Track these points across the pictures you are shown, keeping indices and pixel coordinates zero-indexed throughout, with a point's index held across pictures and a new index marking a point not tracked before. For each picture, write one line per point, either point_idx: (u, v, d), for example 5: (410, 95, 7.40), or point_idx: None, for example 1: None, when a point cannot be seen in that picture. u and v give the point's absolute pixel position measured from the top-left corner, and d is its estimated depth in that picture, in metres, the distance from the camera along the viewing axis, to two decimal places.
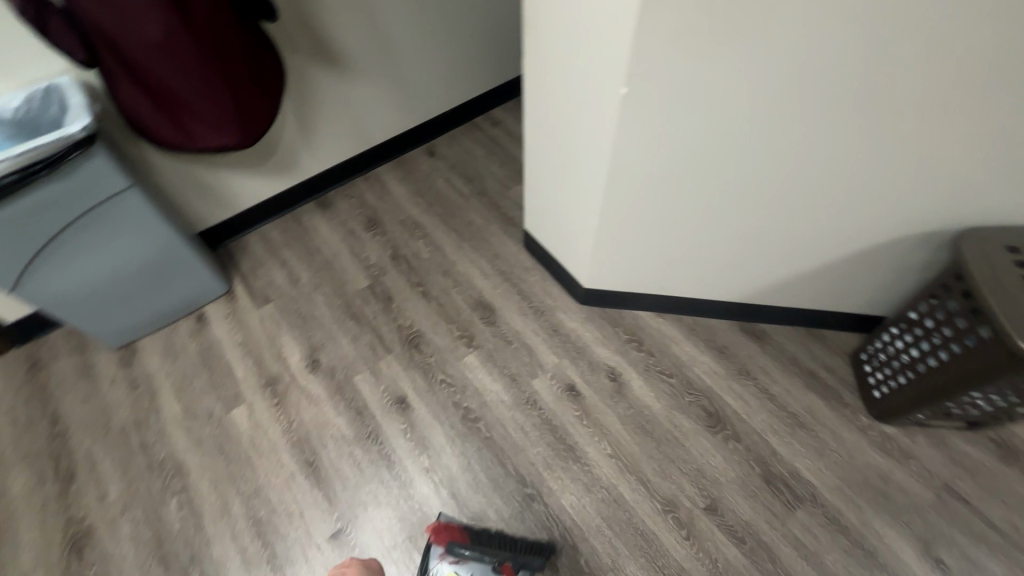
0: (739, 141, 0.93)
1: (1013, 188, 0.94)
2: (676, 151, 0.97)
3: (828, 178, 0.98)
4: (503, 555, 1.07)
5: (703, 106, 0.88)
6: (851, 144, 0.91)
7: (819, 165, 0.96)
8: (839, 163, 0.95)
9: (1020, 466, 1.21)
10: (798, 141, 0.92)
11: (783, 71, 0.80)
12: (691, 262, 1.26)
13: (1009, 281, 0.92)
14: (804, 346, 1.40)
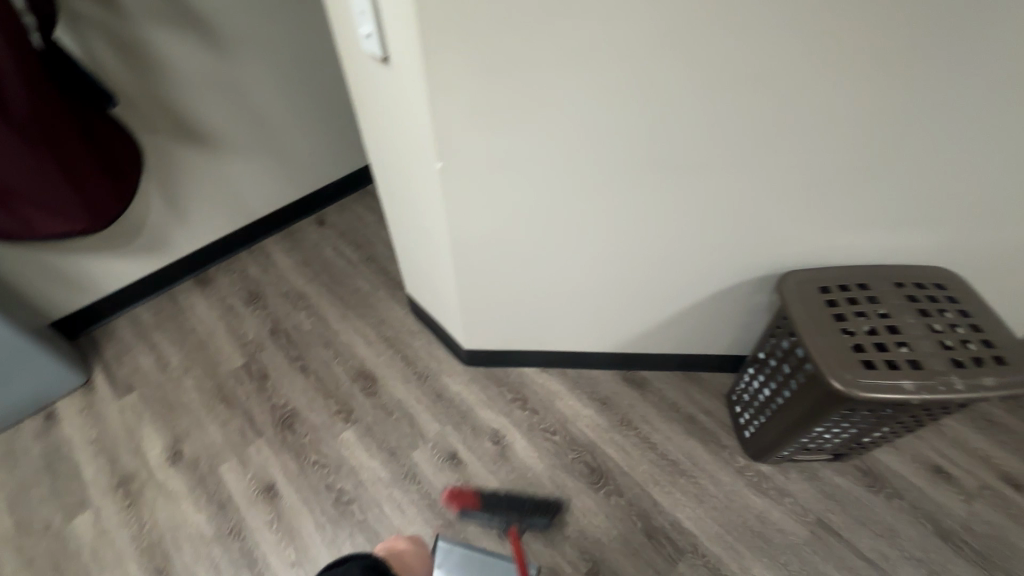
0: (563, 206, 0.97)
1: (816, 234, 1.02)
2: (508, 218, 1.00)
3: (655, 236, 1.04)
4: (512, 521, 1.17)
5: (517, 176, 0.92)
6: (664, 206, 0.97)
7: (643, 224, 1.01)
8: (660, 222, 1.01)
9: (886, 493, 1.26)
10: (615, 205, 0.97)
11: (579, 143, 0.85)
12: (557, 318, 1.28)
13: (821, 321, 0.98)
14: (682, 390, 1.43)
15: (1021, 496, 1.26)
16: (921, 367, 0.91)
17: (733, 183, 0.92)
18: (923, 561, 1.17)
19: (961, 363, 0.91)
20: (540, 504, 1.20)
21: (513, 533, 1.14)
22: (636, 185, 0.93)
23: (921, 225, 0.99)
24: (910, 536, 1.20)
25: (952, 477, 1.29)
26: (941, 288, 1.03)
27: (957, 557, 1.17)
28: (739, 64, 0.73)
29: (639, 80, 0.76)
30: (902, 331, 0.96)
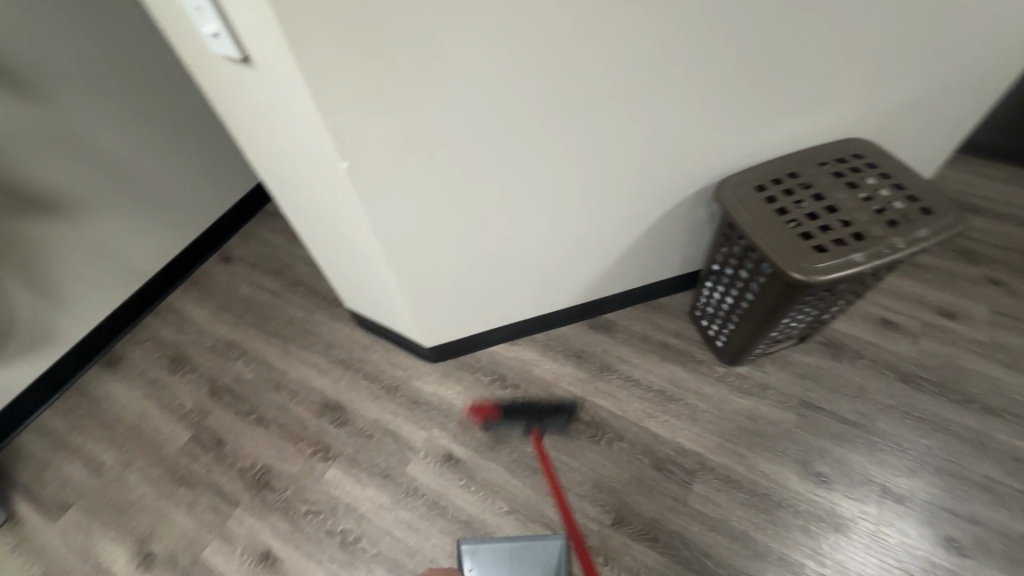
0: (493, 174, 0.90)
1: (741, 135, 1.02)
2: (437, 200, 0.91)
3: (592, 178, 0.99)
4: (530, 424, 1.24)
5: (436, 154, 0.82)
6: (595, 146, 0.92)
7: (577, 170, 0.96)
8: (594, 164, 0.96)
9: (849, 357, 1.35)
10: (547, 157, 0.91)
11: (494, 100, 0.77)
12: (512, 288, 1.23)
13: (767, 219, 0.99)
14: (649, 321, 1.45)
15: (956, 323, 1.39)
16: (863, 237, 0.95)
17: (657, 103, 0.88)
18: (895, 406, 1.27)
19: (896, 223, 0.96)
20: (557, 407, 1.26)
21: (534, 435, 1.24)
22: (563, 132, 0.87)
23: (831, 100, 1.02)
24: (879, 389, 1.30)
25: (898, 325, 1.40)
26: (861, 158, 1.07)
27: (920, 393, 1.29)
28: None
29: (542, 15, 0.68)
30: (839, 208, 0.99)
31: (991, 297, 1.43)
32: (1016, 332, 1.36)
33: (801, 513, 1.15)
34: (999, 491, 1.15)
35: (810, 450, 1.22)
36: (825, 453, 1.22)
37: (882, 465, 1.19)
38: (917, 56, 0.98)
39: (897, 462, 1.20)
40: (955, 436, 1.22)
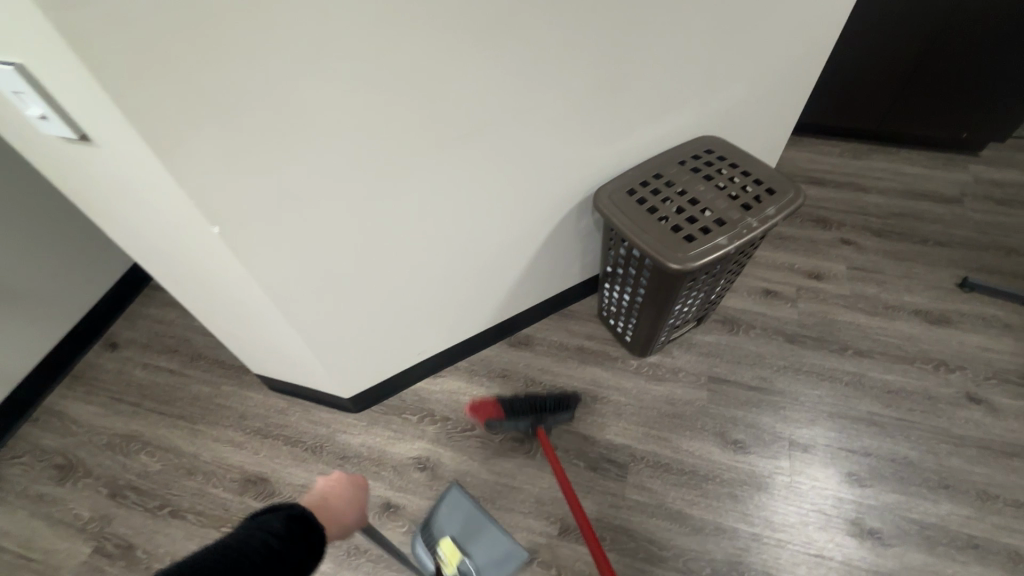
0: (377, 215, 0.91)
1: (604, 147, 1.11)
2: (325, 250, 0.91)
3: (477, 205, 1.03)
4: (533, 423, 1.24)
5: (313, 205, 0.83)
6: (472, 175, 0.97)
7: (460, 199, 1.00)
8: (475, 191, 1.00)
9: (743, 330, 1.49)
10: (428, 192, 0.94)
11: (362, 147, 0.79)
12: (423, 321, 1.24)
13: (641, 219, 1.08)
14: (563, 329, 1.51)
15: (824, 282, 1.58)
16: (723, 222, 1.06)
17: (521, 128, 0.94)
18: (787, 365, 1.41)
19: (748, 206, 1.08)
20: (560, 402, 1.28)
21: (540, 433, 1.23)
22: (437, 166, 0.90)
23: (675, 106, 1.14)
24: (772, 352, 1.44)
25: (778, 292, 1.56)
26: (711, 153, 1.20)
27: (806, 350, 1.44)
28: (476, 16, 0.73)
29: (390, 63, 0.72)
30: (700, 200, 1.10)
31: (846, 255, 1.64)
32: (871, 281, 1.57)
33: (727, 481, 1.23)
34: (882, 422, 1.30)
35: (725, 421, 1.32)
36: (737, 421, 1.32)
37: (786, 420, 1.32)
38: (737, 62, 1.13)
39: (797, 415, 1.33)
40: (839, 382, 1.38)
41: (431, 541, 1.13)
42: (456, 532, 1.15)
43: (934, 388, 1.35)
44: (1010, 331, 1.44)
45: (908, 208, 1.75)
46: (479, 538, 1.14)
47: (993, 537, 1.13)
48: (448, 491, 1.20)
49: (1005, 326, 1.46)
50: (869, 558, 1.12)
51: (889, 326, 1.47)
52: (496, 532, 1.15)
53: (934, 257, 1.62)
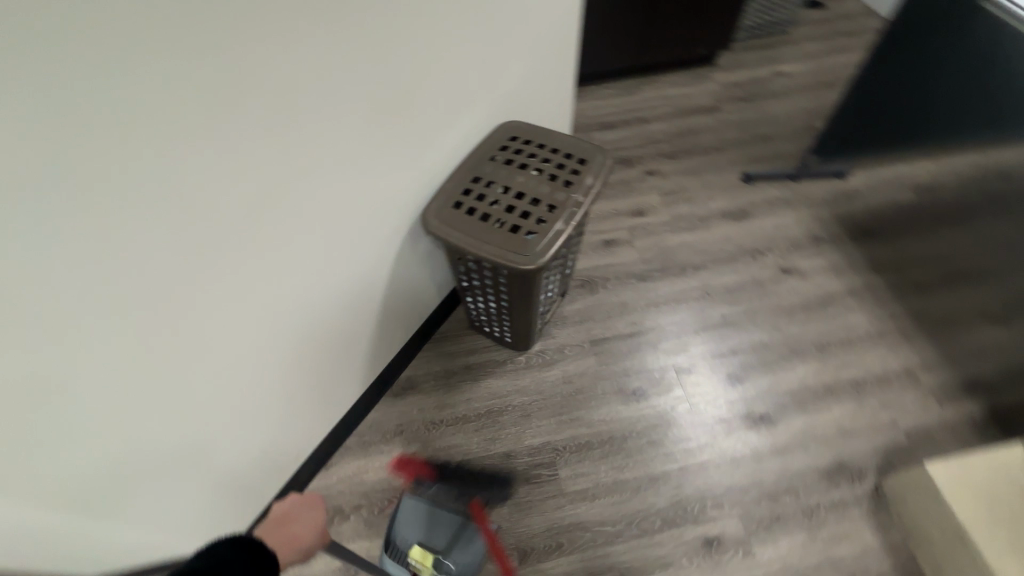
0: (162, 339, 0.72)
1: (409, 167, 1.02)
2: (117, 412, 0.71)
3: (291, 279, 0.89)
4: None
5: (69, 373, 0.63)
6: (271, 251, 0.82)
7: (266, 278, 0.84)
8: (281, 265, 0.86)
9: (602, 285, 1.55)
10: (223, 291, 0.78)
11: (96, 272, 0.60)
12: (287, 420, 1.06)
13: (479, 230, 1.02)
14: (442, 354, 1.42)
15: (648, 215, 1.71)
16: (554, 207, 1.05)
17: (306, 185, 0.82)
18: (648, 302, 1.52)
19: (570, 182, 1.09)
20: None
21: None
22: (222, 260, 0.75)
23: (466, 106, 1.08)
24: (633, 296, 1.53)
25: (617, 239, 1.66)
26: (517, 139, 1.18)
27: (657, 282, 1.56)
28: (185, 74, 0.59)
29: (88, 163, 0.54)
30: (526, 191, 1.07)
31: (656, 185, 1.80)
32: (682, 201, 1.75)
33: (641, 432, 1.30)
34: (733, 320, 1.48)
35: (619, 378, 1.38)
36: (629, 372, 1.39)
37: (665, 353, 1.42)
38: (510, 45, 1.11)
39: (672, 344, 1.44)
40: (692, 300, 1.52)
41: (400, 549, 1.12)
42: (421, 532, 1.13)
43: (758, 274, 1.57)
44: (789, 206, 1.73)
45: (685, 126, 1.97)
46: (445, 531, 1.14)
47: (838, 377, 1.36)
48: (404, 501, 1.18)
49: (785, 202, 1.74)
50: (768, 441, 1.27)
51: (709, 235, 1.66)
52: (459, 519, 1.16)
53: (718, 163, 1.85)
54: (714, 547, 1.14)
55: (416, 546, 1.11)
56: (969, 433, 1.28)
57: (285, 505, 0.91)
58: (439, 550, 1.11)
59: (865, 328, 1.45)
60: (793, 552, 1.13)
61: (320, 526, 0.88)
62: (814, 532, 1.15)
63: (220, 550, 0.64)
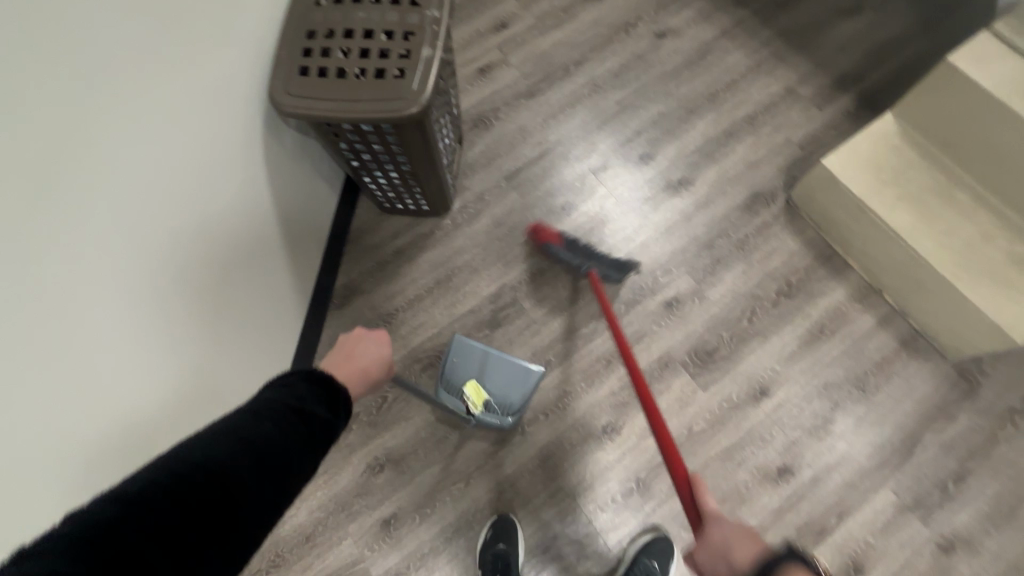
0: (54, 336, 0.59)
1: (221, 39, 0.82)
2: (61, 394, 0.60)
3: (170, 194, 0.75)
4: (586, 263, 1.21)
5: None
6: (122, 183, 0.66)
7: (128, 225, 0.68)
8: (138, 203, 0.69)
9: (494, 118, 1.46)
10: (103, 221, 0.64)
11: None
12: (239, 358, 0.99)
13: (342, 92, 0.89)
14: (367, 249, 1.35)
15: (512, 26, 1.57)
16: (411, 33, 0.91)
17: (126, 64, 0.65)
18: (545, 117, 1.46)
19: (416, 0, 0.93)
20: (618, 261, 1.21)
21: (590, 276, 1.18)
22: (78, 180, 0.60)
23: None
24: (528, 116, 1.46)
25: (490, 64, 1.52)
26: None
27: (546, 92, 1.49)
28: None
29: None
30: (374, 28, 0.92)
31: None
32: None
33: (582, 239, 1.34)
34: (629, 102, 1.46)
35: (545, 201, 1.38)
36: (552, 191, 1.39)
37: (579, 159, 1.41)
38: None
39: (582, 148, 1.43)
40: (585, 98, 1.48)
41: (452, 387, 1.16)
42: (472, 372, 1.17)
43: (637, 49, 1.52)
44: None
45: None
46: (493, 372, 1.17)
47: (733, 120, 1.43)
48: (453, 344, 1.18)
49: None
50: (691, 200, 1.35)
51: (578, 25, 1.56)
52: (507, 359, 1.18)
53: None
54: (674, 306, 1.26)
55: (469, 382, 1.15)
56: (848, 125, 1.41)
57: (350, 337, 0.88)
58: (488, 391, 1.16)
59: (744, 64, 1.49)
60: (736, 281, 1.27)
61: (387, 361, 0.87)
62: (749, 258, 1.29)
63: (292, 393, 0.62)
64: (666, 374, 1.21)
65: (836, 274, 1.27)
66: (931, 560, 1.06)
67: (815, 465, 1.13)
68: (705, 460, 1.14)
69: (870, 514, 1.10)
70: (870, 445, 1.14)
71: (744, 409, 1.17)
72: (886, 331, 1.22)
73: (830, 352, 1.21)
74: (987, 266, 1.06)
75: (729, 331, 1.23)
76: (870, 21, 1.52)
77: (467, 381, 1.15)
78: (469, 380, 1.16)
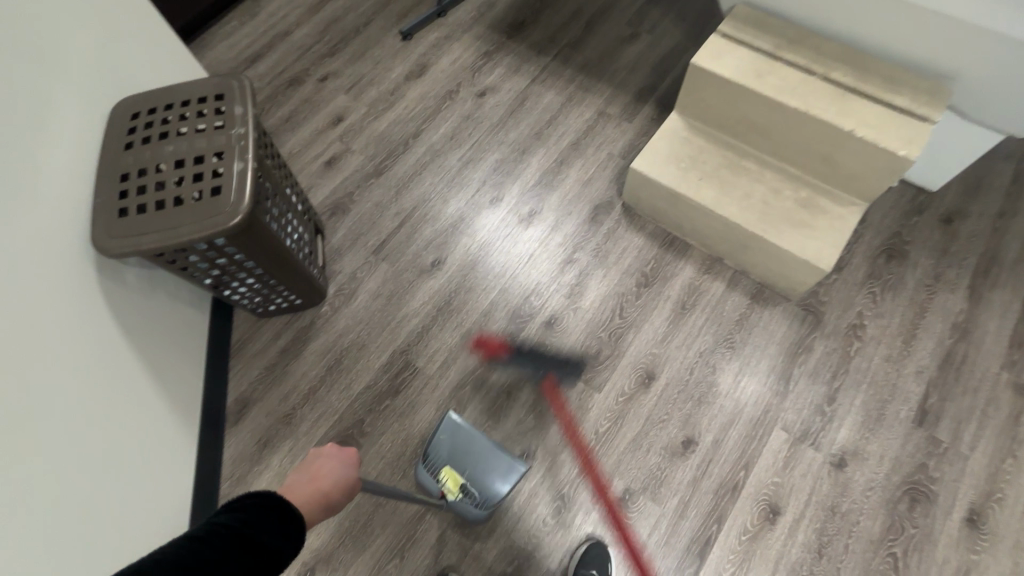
0: None
1: (25, 197, 0.85)
2: None
3: None
4: (540, 373, 1.29)
5: None
6: None
7: None
8: None
9: (350, 201, 1.55)
10: None
11: None
12: (127, 483, 0.97)
13: (163, 221, 0.93)
14: (252, 358, 1.35)
15: (348, 117, 1.69)
16: (221, 152, 0.99)
17: None
18: (396, 189, 1.56)
19: (221, 124, 1.02)
20: (569, 359, 1.29)
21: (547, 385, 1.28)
22: None
23: (45, 99, 0.91)
24: (380, 191, 1.56)
25: (334, 155, 1.62)
26: (138, 113, 1.03)
27: (392, 167, 1.60)
28: None
29: None
30: (183, 156, 0.98)
31: (336, 86, 1.75)
32: (367, 87, 1.75)
33: (457, 287, 1.41)
34: (468, 156, 1.60)
35: (414, 264, 1.45)
36: (419, 251, 1.47)
37: (437, 216, 1.51)
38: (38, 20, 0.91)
39: (438, 205, 1.53)
40: (428, 163, 1.60)
41: (433, 466, 1.14)
42: (455, 455, 1.14)
43: (464, 109, 1.69)
44: (452, 39, 1.83)
45: (326, 19, 1.90)
46: (475, 461, 1.14)
47: (561, 148, 1.59)
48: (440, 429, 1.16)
49: (447, 39, 1.83)
50: (543, 225, 1.48)
51: (407, 103, 1.71)
52: (496, 452, 1.15)
53: (374, 37, 1.85)
54: (554, 324, 1.36)
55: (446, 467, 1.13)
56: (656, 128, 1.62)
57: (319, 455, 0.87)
58: (466, 477, 1.12)
59: (558, 100, 1.68)
60: (601, 286, 1.39)
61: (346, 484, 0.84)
62: (605, 262, 1.42)
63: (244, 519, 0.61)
64: (562, 388, 1.28)
65: (681, 255, 1.41)
66: (832, 480, 1.16)
67: (713, 428, 1.22)
68: (617, 456, 1.20)
69: (770, 456, 1.19)
70: (752, 394, 1.25)
71: (638, 397, 1.25)
72: (736, 290, 1.36)
73: (696, 322, 1.33)
74: (786, 215, 1.23)
75: (606, 332, 1.33)
76: (648, 42, 1.78)
77: (447, 464, 1.14)
78: (448, 463, 1.14)
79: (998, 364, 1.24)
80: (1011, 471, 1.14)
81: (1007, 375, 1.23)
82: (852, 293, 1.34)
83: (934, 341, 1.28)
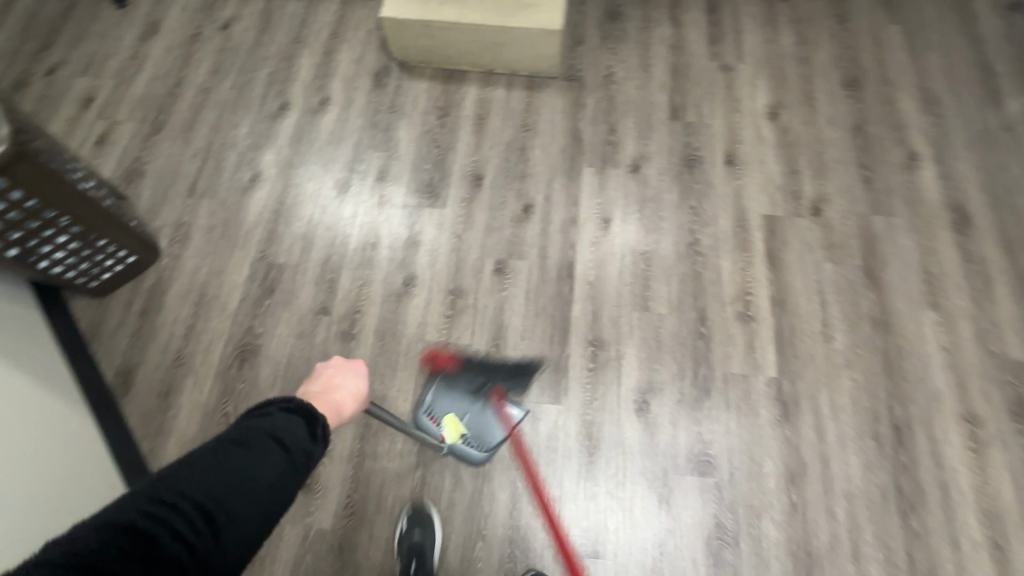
0: None
1: None
2: None
3: None
4: (487, 383, 1.14)
5: None
6: None
7: None
8: None
9: (141, 164, 1.51)
10: None
11: None
12: (15, 479, 0.89)
13: None
14: (113, 332, 1.31)
15: (98, 95, 1.61)
16: None
17: None
18: (184, 136, 1.55)
19: None
20: (515, 369, 1.16)
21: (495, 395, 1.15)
22: None
23: None
24: (168, 144, 1.54)
25: (103, 133, 1.55)
26: None
27: (169, 119, 1.57)
28: None
29: None
30: None
31: (70, 73, 1.65)
32: (105, 63, 1.66)
33: (285, 187, 1.47)
34: (240, 82, 1.63)
35: (234, 188, 1.47)
36: (234, 176, 1.49)
37: (237, 142, 1.54)
38: None
39: (232, 132, 1.55)
40: (204, 102, 1.60)
41: (434, 413, 1.16)
42: (457, 403, 1.16)
43: (215, 45, 1.69)
44: None
45: (22, 18, 1.74)
46: (477, 410, 1.15)
47: (323, 43, 1.68)
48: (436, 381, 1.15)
49: None
50: (338, 108, 1.58)
51: (155, 61, 1.67)
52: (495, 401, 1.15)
53: (86, 16, 1.74)
54: (385, 176, 1.48)
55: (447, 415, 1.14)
56: None
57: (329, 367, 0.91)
58: (467, 424, 1.14)
59: (300, 6, 1.75)
60: (410, 131, 1.54)
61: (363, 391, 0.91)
62: (404, 113, 1.56)
63: (273, 421, 0.66)
64: (414, 219, 1.43)
65: (462, 81, 1.60)
66: (635, 181, 1.45)
67: (541, 191, 1.45)
68: (481, 244, 1.39)
69: (588, 187, 1.45)
70: (560, 153, 1.50)
71: (477, 197, 1.45)
72: (514, 88, 1.59)
73: (495, 124, 1.54)
74: (515, 4, 1.47)
75: (430, 163, 1.49)
76: None
77: (449, 413, 1.15)
78: (450, 411, 1.15)
79: (707, 59, 1.62)
80: (740, 121, 1.53)
81: (714, 64, 1.62)
82: (596, 54, 1.64)
83: (662, 62, 1.62)
